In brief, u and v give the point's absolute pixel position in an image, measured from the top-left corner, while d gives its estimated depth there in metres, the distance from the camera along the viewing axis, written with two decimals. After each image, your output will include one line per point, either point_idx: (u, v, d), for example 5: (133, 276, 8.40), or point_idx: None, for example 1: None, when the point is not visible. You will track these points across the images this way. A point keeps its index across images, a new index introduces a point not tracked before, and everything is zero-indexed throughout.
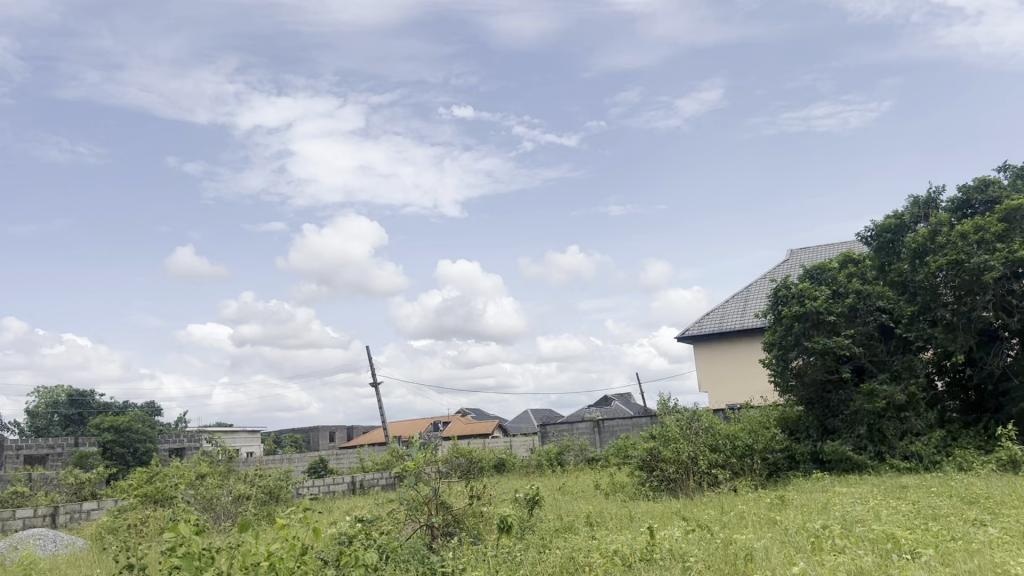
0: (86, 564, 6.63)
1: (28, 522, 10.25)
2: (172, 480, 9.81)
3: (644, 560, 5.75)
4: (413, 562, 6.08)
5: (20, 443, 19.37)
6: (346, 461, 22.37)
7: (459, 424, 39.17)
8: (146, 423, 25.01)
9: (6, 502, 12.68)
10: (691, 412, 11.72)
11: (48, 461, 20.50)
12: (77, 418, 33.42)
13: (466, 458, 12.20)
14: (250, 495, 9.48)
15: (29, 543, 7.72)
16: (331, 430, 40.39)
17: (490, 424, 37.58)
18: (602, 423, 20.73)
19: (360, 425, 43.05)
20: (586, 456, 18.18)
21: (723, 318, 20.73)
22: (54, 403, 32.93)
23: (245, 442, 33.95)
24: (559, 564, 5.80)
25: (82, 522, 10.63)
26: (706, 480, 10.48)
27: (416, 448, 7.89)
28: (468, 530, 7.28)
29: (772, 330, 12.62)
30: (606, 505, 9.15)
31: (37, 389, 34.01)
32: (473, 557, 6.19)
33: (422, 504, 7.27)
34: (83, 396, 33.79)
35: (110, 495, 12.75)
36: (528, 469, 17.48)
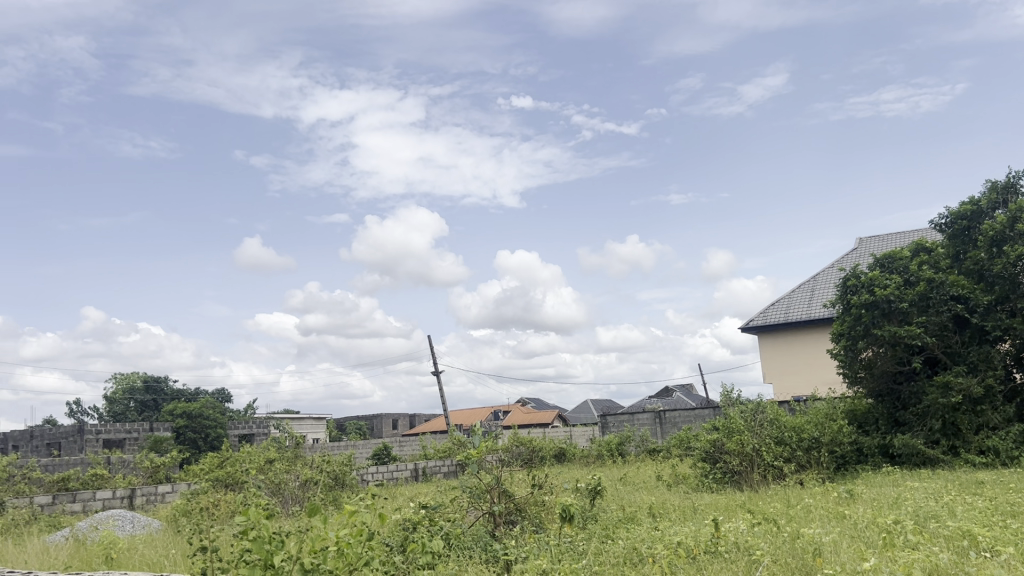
0: (162, 545, 6.88)
1: (107, 503, 10.68)
2: (242, 464, 10.09)
3: (708, 552, 5.69)
4: (476, 549, 6.14)
5: (99, 427, 20.17)
6: (408, 448, 22.71)
7: (519, 413, 39.35)
8: (217, 408, 25.79)
9: (86, 484, 13.20)
10: (756, 404, 11.55)
11: (126, 446, 21.32)
12: (152, 404, 34.69)
13: (527, 447, 12.23)
14: (318, 480, 9.71)
15: (108, 524, 8.04)
16: (394, 417, 41.02)
17: (550, 414, 37.63)
18: (664, 414, 20.55)
19: (423, 413, 43.61)
20: (647, 447, 18.08)
21: (789, 308, 20.31)
22: (130, 389, 34.26)
23: (311, 428, 34.76)
24: (622, 555, 5.78)
25: (157, 504, 11.02)
26: (771, 472, 10.32)
27: (478, 437, 7.95)
28: (531, 518, 7.30)
29: (840, 320, 12.33)
30: (668, 496, 9.08)
31: (112, 376, 35.30)
32: (536, 546, 6.20)
33: (485, 492, 7.36)
34: (158, 382, 35.04)
35: (183, 479, 13.19)
36: (588, 459, 17.47)
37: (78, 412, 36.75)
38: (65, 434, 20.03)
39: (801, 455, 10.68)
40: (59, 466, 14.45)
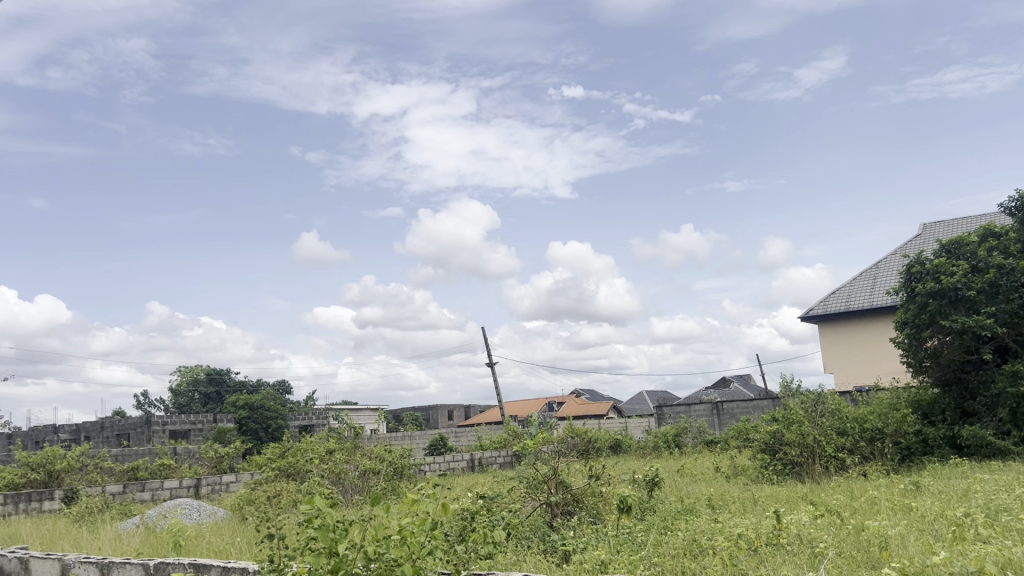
0: (228, 532, 7.04)
1: (175, 492, 10.99)
2: (303, 454, 10.29)
3: (769, 544, 5.61)
4: (535, 539, 6.17)
5: (166, 419, 20.75)
6: (464, 439, 22.88)
7: (574, 404, 39.33)
8: (278, 400, 26.32)
9: (154, 473, 13.61)
10: (817, 395, 11.33)
11: (191, 436, 21.90)
12: (215, 396, 35.56)
13: (583, 439, 12.21)
14: (377, 470, 9.87)
15: (176, 512, 8.27)
16: (450, 408, 41.39)
17: (605, 405, 37.51)
18: (721, 405, 20.32)
19: (478, 404, 43.88)
20: (704, 438, 17.91)
21: (850, 296, 19.85)
22: (194, 380, 35.19)
23: (368, 419, 35.32)
24: (682, 546, 5.73)
25: (222, 493, 11.30)
26: (833, 464, 10.13)
27: (533, 428, 7.95)
28: (588, 509, 7.28)
29: (904, 308, 12.01)
30: (727, 488, 8.98)
31: (177, 368, 36.28)
32: (594, 536, 6.19)
33: (542, 483, 7.37)
34: (221, 374, 35.90)
35: (246, 469, 13.52)
36: (644, 450, 17.36)
37: (145, 404, 37.83)
38: (133, 425, 20.62)
39: (864, 446, 10.46)
40: (128, 456, 14.92)
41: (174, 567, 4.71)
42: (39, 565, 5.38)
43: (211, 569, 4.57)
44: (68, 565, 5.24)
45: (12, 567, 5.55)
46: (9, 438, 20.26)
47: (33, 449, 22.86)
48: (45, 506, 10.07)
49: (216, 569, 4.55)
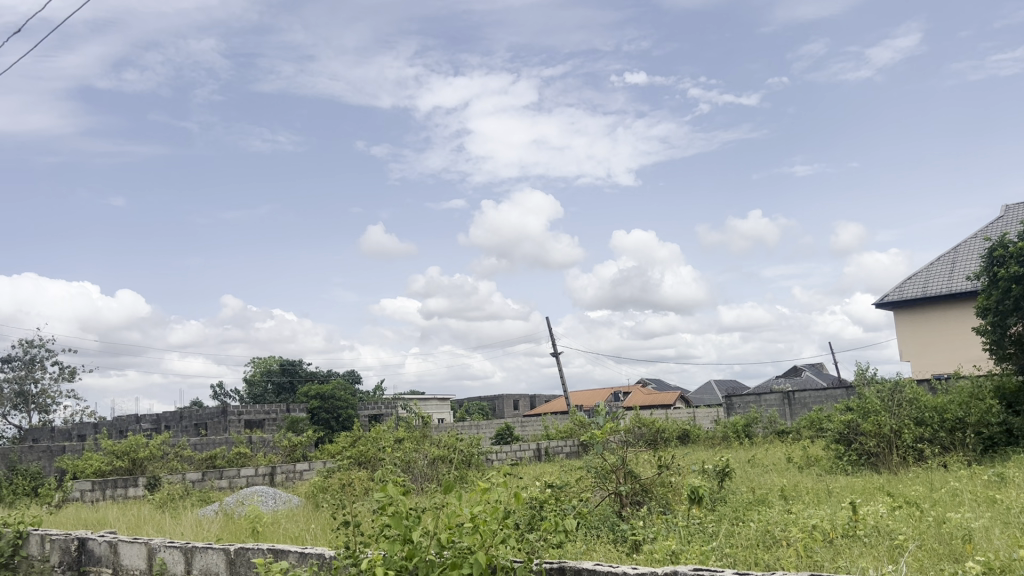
0: (303, 519, 7.21)
1: (251, 480, 11.31)
2: (372, 443, 10.47)
3: (846, 536, 5.47)
4: (603, 529, 6.16)
5: (241, 408, 21.38)
6: (530, 428, 22.97)
7: (641, 394, 39.05)
8: (347, 390, 26.83)
9: (231, 462, 14.04)
10: (893, 383, 11.02)
11: (266, 425, 22.53)
12: (288, 386, 36.43)
13: (650, 429, 12.13)
14: (445, 458, 9.99)
15: (253, 499, 8.51)
16: (516, 398, 41.57)
17: (672, 395, 37.16)
18: (793, 395, 19.93)
19: (543, 394, 43.96)
20: (775, 428, 17.58)
21: (927, 282, 19.19)
22: (268, 371, 36.13)
23: (436, 408, 35.72)
24: (755, 537, 5.64)
25: (296, 481, 11.58)
26: (912, 454, 9.83)
27: (600, 418, 7.92)
28: (658, 499, 7.21)
29: (986, 294, 11.55)
30: (801, 479, 8.80)
31: (251, 359, 37.28)
32: (664, 526, 6.14)
33: (610, 473, 7.34)
34: (293, 365, 36.75)
35: (319, 457, 13.83)
36: (713, 441, 17.12)
37: (222, 394, 38.99)
38: (211, 415, 21.29)
39: (944, 437, 10.11)
40: (207, 445, 15.42)
41: (253, 553, 4.85)
42: (127, 550, 5.61)
43: (288, 554, 4.68)
44: (153, 549, 5.44)
45: (102, 550, 5.79)
46: (96, 427, 21.13)
47: (118, 438, 23.83)
48: (130, 493, 10.37)
49: (293, 555, 4.66)
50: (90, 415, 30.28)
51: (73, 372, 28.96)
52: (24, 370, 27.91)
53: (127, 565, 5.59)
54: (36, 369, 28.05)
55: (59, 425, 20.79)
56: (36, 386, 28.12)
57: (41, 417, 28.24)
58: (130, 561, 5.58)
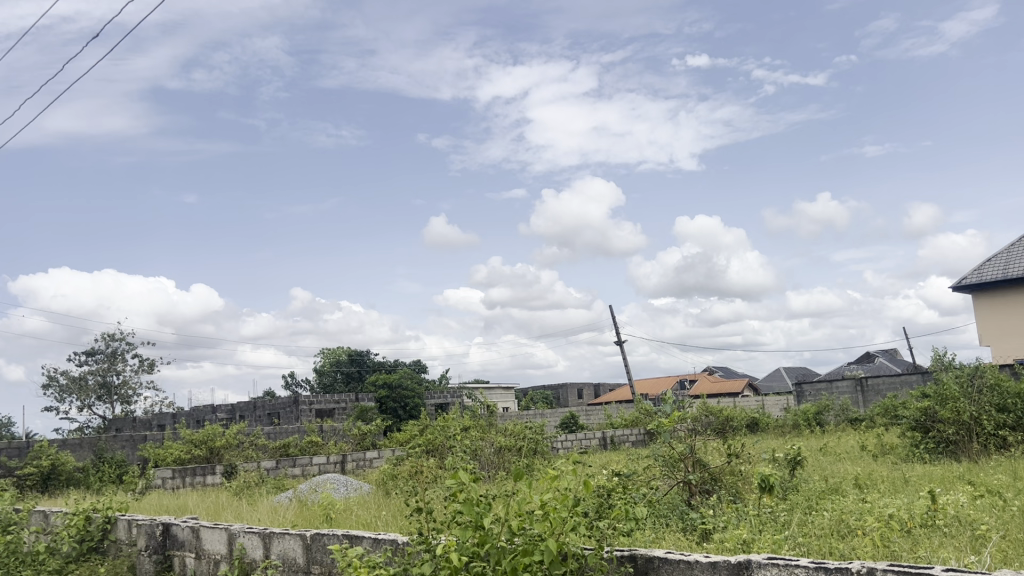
0: (374, 506, 7.35)
1: (323, 468, 11.59)
2: (439, 431, 10.62)
3: (924, 526, 5.33)
4: (673, 517, 6.14)
5: (312, 398, 21.88)
6: (595, 417, 22.95)
7: (708, 382, 38.56)
8: (414, 379, 27.18)
9: (303, 450, 14.39)
10: (972, 368, 10.64)
11: (336, 415, 23.04)
12: (357, 375, 37.09)
13: (718, 417, 11.99)
14: (512, 446, 10.08)
15: (326, 486, 8.73)
16: (580, 386, 41.53)
17: (739, 382, 36.65)
18: (866, 381, 19.48)
19: (608, 383, 43.82)
20: (847, 416, 17.19)
21: (1008, 264, 18.42)
22: (337, 361, 36.85)
23: (501, 397, 35.95)
24: (829, 526, 5.54)
25: (366, 469, 11.81)
26: (993, 442, 9.51)
27: (668, 406, 7.85)
28: (727, 488, 7.12)
29: None
30: (875, 467, 8.59)
31: (321, 350, 38.04)
32: (734, 515, 6.07)
33: (678, 461, 7.27)
34: (362, 355, 37.41)
35: (388, 446, 14.08)
36: (783, 429, 16.81)
37: (293, 384, 39.94)
38: (283, 404, 21.84)
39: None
40: (279, 433, 15.83)
41: (329, 538, 4.97)
42: (209, 535, 5.81)
43: (363, 540, 4.79)
44: (233, 534, 5.62)
45: (185, 536, 6.01)
46: (175, 417, 21.89)
47: (195, 427, 24.66)
48: (208, 480, 10.81)
49: (367, 540, 4.76)
50: (169, 405, 31.33)
51: (152, 363, 30.03)
52: (107, 363, 29.02)
53: (209, 550, 5.80)
54: (118, 361, 29.16)
55: (141, 415, 21.61)
56: (118, 377, 29.25)
57: (122, 408, 29.33)
58: (212, 546, 5.78)
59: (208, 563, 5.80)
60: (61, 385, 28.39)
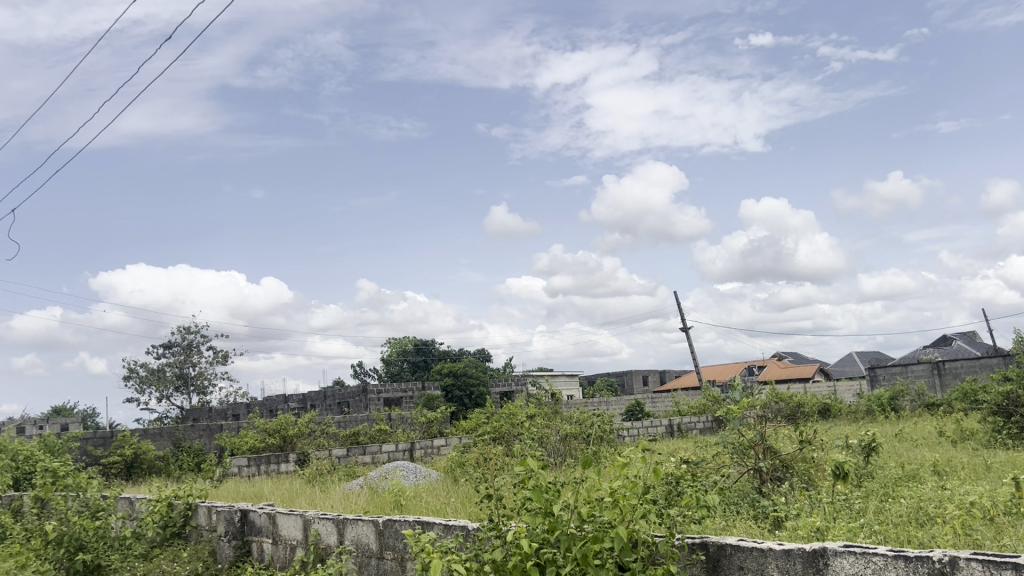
0: (443, 493, 7.45)
1: (392, 455, 11.79)
2: (505, 419, 10.68)
3: (1009, 514, 5.14)
4: (744, 505, 6.06)
5: (380, 387, 22.23)
6: (661, 404, 22.78)
7: (777, 368, 37.90)
8: (479, 367, 27.38)
9: (373, 438, 14.66)
10: None
11: (404, 403, 23.37)
12: (423, 364, 37.55)
13: (788, 404, 11.79)
14: (577, 434, 10.11)
15: (396, 474, 8.88)
16: (645, 373, 41.28)
17: (810, 367, 35.90)
18: (943, 364, 18.95)
19: (673, 369, 43.44)
20: (924, 401, 16.68)
21: None
22: (403, 350, 37.36)
23: (566, 384, 35.94)
24: (907, 514, 5.39)
25: (434, 456, 11.97)
26: None
27: (737, 393, 7.75)
28: (799, 475, 7.00)
29: None
30: (954, 453, 8.32)
31: (387, 340, 38.64)
32: (808, 503, 5.96)
33: (748, 448, 7.16)
34: (427, 344, 37.85)
35: (455, 433, 14.25)
36: (856, 415, 16.38)
37: (361, 373, 40.71)
38: (352, 393, 22.24)
39: None
40: (350, 422, 16.16)
41: (401, 524, 5.05)
42: (285, 521, 5.97)
43: (434, 526, 4.86)
44: (309, 521, 5.76)
45: (263, 522, 6.18)
46: (248, 406, 22.52)
47: (269, 417, 25.36)
48: (282, 467, 11.11)
49: (439, 526, 4.83)
50: (243, 395, 32.20)
51: (226, 355, 30.92)
52: (184, 355, 30.00)
53: (286, 536, 5.95)
54: (194, 354, 30.11)
55: (217, 405, 22.30)
56: (195, 368, 30.20)
57: (199, 398, 30.29)
58: (288, 532, 5.93)
59: (285, 549, 5.96)
60: (141, 377, 29.46)
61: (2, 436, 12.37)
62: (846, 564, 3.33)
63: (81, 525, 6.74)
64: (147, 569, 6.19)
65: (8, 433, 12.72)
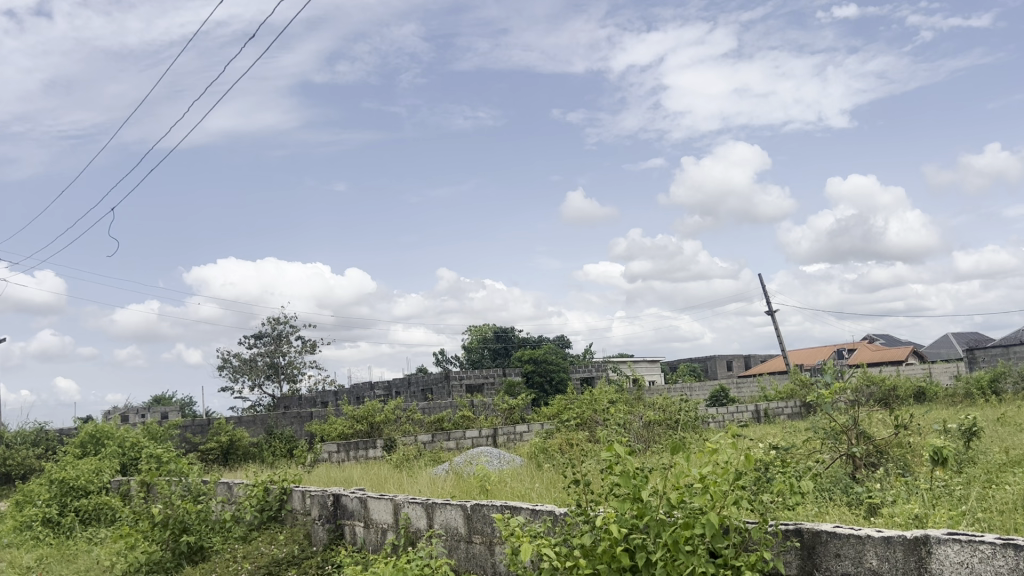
0: (528, 478, 7.50)
1: (476, 441, 11.95)
2: (588, 405, 10.68)
3: None
4: (836, 492, 5.91)
5: (462, 374, 22.50)
6: (746, 389, 22.38)
7: (868, 351, 36.72)
8: (559, 353, 27.40)
9: (457, 424, 14.87)
10: None
11: (485, 390, 23.62)
12: (503, 351, 37.81)
13: (880, 387, 11.42)
14: (661, 421, 10.06)
15: (480, 459, 8.99)
16: (729, 358, 40.59)
17: (902, 350, 34.73)
18: None
19: (758, 354, 42.57)
20: None
21: None
22: (484, 338, 37.70)
23: (647, 369, 35.67)
24: (1013, 501, 5.15)
25: (517, 442, 12.06)
26: None
27: (827, 377, 7.54)
28: (895, 461, 6.75)
29: None
30: None
31: (468, 327, 39.01)
32: (904, 489, 5.76)
33: (841, 433, 6.96)
34: (507, 331, 38.08)
35: (537, 419, 14.31)
36: (954, 398, 15.72)
37: (443, 361, 41.29)
38: (435, 380, 22.57)
39: None
40: (433, 408, 16.42)
41: (489, 508, 5.11)
42: (376, 505, 6.12)
43: (522, 510, 4.90)
44: (399, 505, 5.88)
45: (355, 506, 6.34)
46: (336, 393, 23.12)
47: (356, 403, 26.01)
48: (370, 453, 11.38)
49: (526, 511, 4.87)
50: (330, 383, 33.01)
51: (313, 344, 31.78)
52: (273, 345, 31.00)
53: (377, 519, 6.10)
54: (283, 343, 31.06)
55: (306, 393, 22.97)
56: (284, 358, 31.15)
57: (289, 386, 31.25)
58: (379, 515, 6.08)
59: (376, 532, 6.11)
60: (234, 366, 30.55)
61: (108, 424, 13.04)
62: (950, 552, 3.21)
63: (184, 508, 7.11)
64: (247, 550, 6.45)
65: (114, 421, 13.40)
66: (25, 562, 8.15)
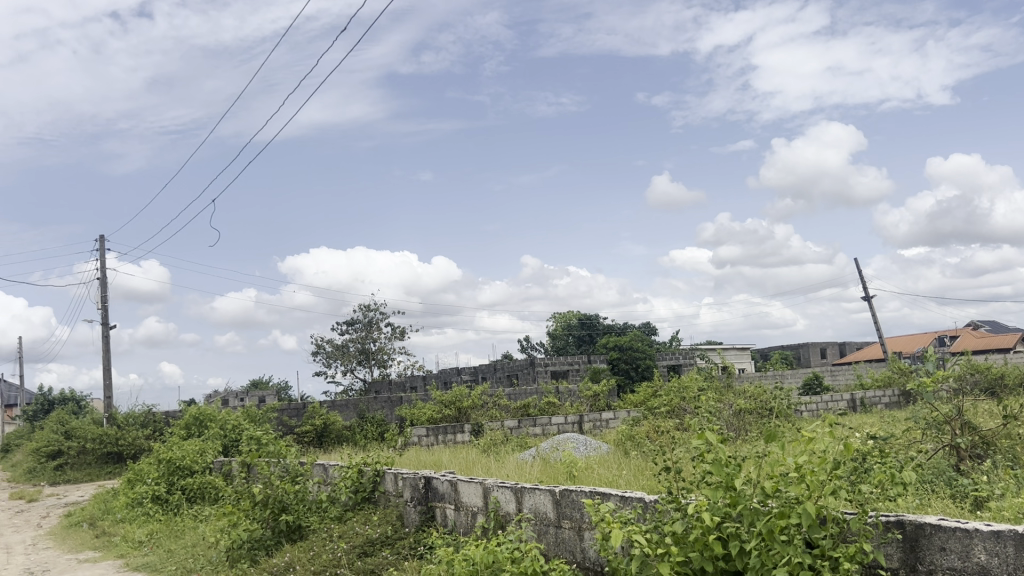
0: (615, 465, 7.48)
1: (562, 427, 11.98)
2: (676, 393, 10.56)
3: None
4: (939, 484, 5.70)
5: (547, 360, 22.55)
6: (841, 377, 21.69)
7: (972, 338, 35.01)
8: (646, 340, 27.15)
9: (543, 411, 14.94)
10: None
11: (571, 376, 23.65)
12: (588, 338, 37.72)
13: (985, 375, 10.91)
14: (752, 409, 9.88)
15: (567, 445, 9.02)
16: (823, 346, 39.44)
17: (1010, 337, 32.93)
18: None
19: (853, 341, 41.17)
20: None
21: None
22: (569, 325, 37.67)
23: (736, 357, 34.97)
24: None
25: (603, 429, 12.05)
26: None
27: (928, 364, 7.25)
28: (1003, 452, 6.45)
29: None
30: None
31: (553, 315, 39.07)
32: (1013, 482, 5.51)
33: (944, 423, 6.69)
34: (592, 318, 37.96)
35: (623, 406, 14.25)
36: None
37: (528, 347, 41.55)
38: (521, 366, 22.72)
39: None
40: (520, 394, 16.56)
41: (578, 494, 5.14)
42: (465, 488, 6.22)
43: (611, 497, 4.90)
44: (488, 489, 5.96)
45: (445, 489, 6.47)
46: (424, 379, 23.55)
47: (444, 389, 26.44)
48: (458, 437, 11.54)
49: (615, 497, 4.87)
50: (418, 368, 33.62)
51: (402, 330, 32.41)
52: (364, 331, 31.76)
53: (467, 503, 6.20)
54: (373, 330, 31.78)
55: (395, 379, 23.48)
56: (375, 344, 31.87)
57: (379, 371, 31.96)
58: (469, 499, 6.18)
59: (467, 515, 6.21)
60: (328, 352, 31.46)
61: (211, 407, 13.66)
62: None
63: (283, 488, 7.41)
64: (342, 529, 6.68)
65: (216, 404, 14.00)
66: (138, 536, 8.65)
